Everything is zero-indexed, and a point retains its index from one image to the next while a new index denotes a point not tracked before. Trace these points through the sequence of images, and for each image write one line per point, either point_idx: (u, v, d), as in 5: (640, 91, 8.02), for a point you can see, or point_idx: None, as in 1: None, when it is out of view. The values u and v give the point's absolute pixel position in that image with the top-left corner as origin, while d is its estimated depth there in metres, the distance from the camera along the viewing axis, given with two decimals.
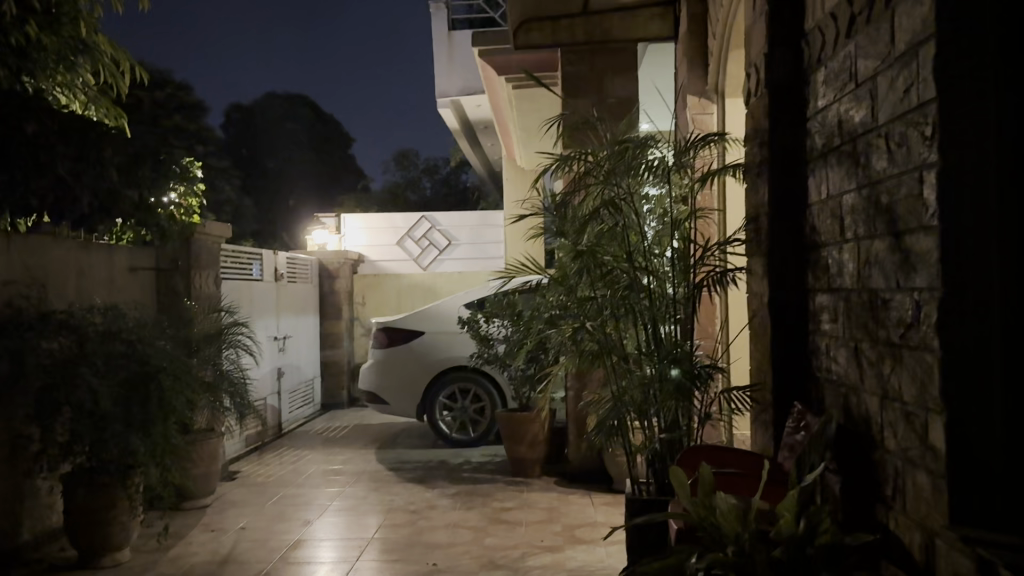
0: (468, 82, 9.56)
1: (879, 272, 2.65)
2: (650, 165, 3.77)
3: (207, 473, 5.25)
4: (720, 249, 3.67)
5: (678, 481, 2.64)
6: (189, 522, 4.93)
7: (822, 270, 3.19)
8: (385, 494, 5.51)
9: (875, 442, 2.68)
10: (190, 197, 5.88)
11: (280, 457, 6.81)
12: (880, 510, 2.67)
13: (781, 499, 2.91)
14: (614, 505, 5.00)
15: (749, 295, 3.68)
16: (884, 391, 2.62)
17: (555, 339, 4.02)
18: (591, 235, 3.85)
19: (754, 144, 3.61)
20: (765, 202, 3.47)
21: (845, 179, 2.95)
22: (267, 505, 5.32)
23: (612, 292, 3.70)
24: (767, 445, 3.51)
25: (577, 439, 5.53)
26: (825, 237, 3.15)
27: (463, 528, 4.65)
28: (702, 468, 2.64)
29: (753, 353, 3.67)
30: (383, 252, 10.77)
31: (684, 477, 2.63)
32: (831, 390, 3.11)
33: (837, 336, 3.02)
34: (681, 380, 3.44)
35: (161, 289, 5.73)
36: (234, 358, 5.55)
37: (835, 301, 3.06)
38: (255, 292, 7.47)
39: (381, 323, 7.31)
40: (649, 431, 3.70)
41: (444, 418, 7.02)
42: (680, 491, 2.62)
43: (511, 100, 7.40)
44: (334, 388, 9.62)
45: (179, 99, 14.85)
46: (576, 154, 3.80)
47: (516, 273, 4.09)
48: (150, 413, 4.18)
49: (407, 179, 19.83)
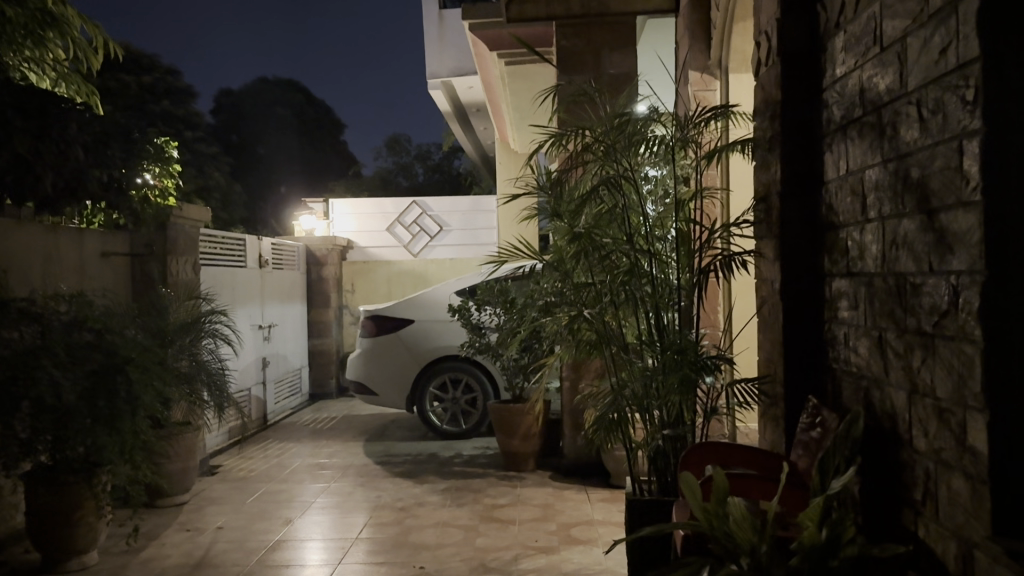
0: (459, 62, 9.26)
1: (909, 255, 2.40)
2: (652, 141, 3.51)
3: (184, 470, 4.99)
4: (726, 231, 3.41)
5: (688, 489, 2.33)
6: (163, 521, 4.67)
7: (840, 253, 2.94)
8: (372, 490, 5.26)
9: (902, 441, 2.44)
10: (166, 178, 5.61)
11: (264, 451, 6.57)
12: (907, 515, 2.43)
13: (801, 506, 2.67)
14: (612, 502, 4.76)
15: (758, 280, 3.43)
16: (913, 386, 2.38)
17: (550, 328, 3.75)
18: (589, 216, 3.58)
19: (764, 118, 3.35)
20: (775, 180, 3.22)
21: (867, 153, 2.70)
22: (247, 503, 5.06)
23: (612, 277, 3.43)
24: (779, 442, 3.27)
25: (572, 432, 5.29)
26: (844, 217, 2.90)
27: (453, 526, 4.41)
28: (715, 472, 2.32)
29: (761, 343, 3.43)
30: (372, 238, 10.45)
31: (695, 481, 2.34)
32: (849, 383, 2.86)
33: (858, 324, 2.78)
34: (687, 373, 3.18)
35: (136, 276, 5.48)
36: (213, 348, 5.28)
37: (855, 287, 2.81)
38: (238, 280, 7.19)
39: (369, 311, 7.04)
40: (651, 427, 3.44)
41: (434, 409, 6.78)
42: (689, 497, 2.32)
43: (504, 79, 7.12)
44: (322, 378, 9.36)
45: (165, 83, 14.51)
46: (572, 129, 3.53)
47: (508, 257, 3.82)
48: (118, 408, 3.89)
49: (400, 165, 19.52)
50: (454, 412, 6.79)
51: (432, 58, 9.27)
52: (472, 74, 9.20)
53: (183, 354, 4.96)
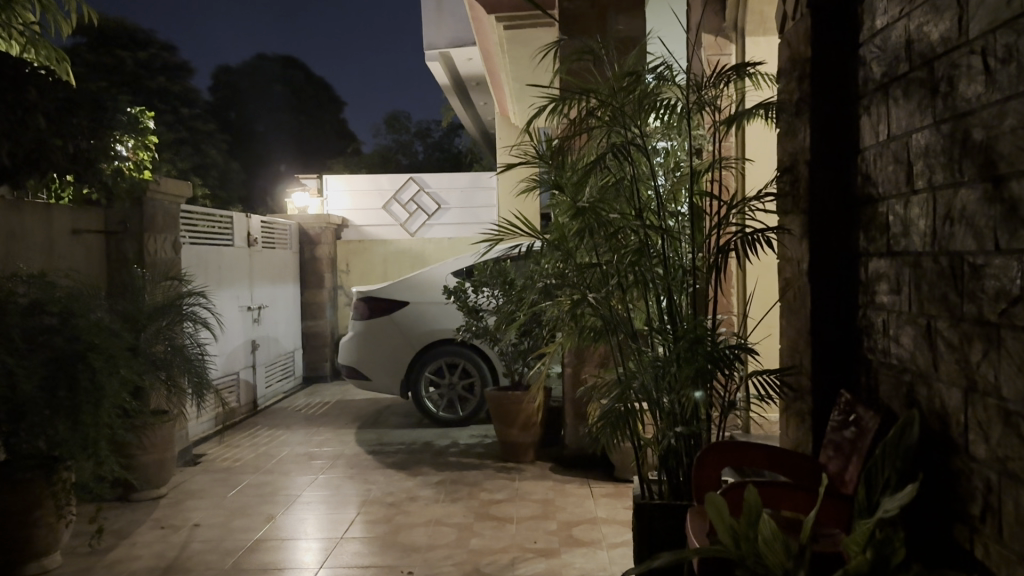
0: (457, 33, 8.84)
1: (968, 232, 2.06)
2: (664, 104, 3.14)
3: (160, 462, 4.69)
4: (747, 205, 3.06)
5: (716, 509, 2.00)
6: (136, 518, 4.37)
7: (879, 230, 2.60)
8: (362, 483, 4.95)
9: (956, 446, 2.11)
10: (142, 150, 5.18)
11: (251, 438, 6.26)
12: (960, 531, 2.11)
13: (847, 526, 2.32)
14: (616, 497, 4.44)
15: (783, 261, 3.10)
16: (971, 382, 2.04)
17: (550, 313, 3.40)
18: (593, 189, 3.22)
19: (791, 79, 3.02)
20: (804, 149, 2.88)
21: (916, 114, 2.34)
22: (228, 497, 4.76)
23: (620, 257, 3.07)
24: (806, 441, 2.94)
25: (574, 422, 4.99)
26: (883, 188, 2.56)
27: (446, 525, 4.10)
28: (748, 488, 1.99)
29: (787, 331, 3.09)
30: (367, 216, 10.09)
31: (723, 502, 2.00)
32: (888, 377, 2.54)
33: (900, 310, 2.45)
34: (704, 364, 2.82)
35: (111, 256, 5.17)
36: (193, 332, 4.94)
37: (897, 269, 2.47)
38: (224, 259, 6.85)
39: (362, 292, 6.69)
40: (662, 423, 3.10)
41: (430, 395, 6.48)
42: (719, 520, 1.99)
43: (502, 45, 6.72)
44: (316, 360, 9.06)
45: (162, 59, 14.04)
46: (575, 91, 3.17)
47: (505, 235, 3.46)
48: (80, 401, 3.58)
49: (400, 143, 19.10)
50: (451, 398, 6.48)
51: (429, 28, 8.86)
52: (470, 45, 8.79)
53: (158, 340, 4.65)
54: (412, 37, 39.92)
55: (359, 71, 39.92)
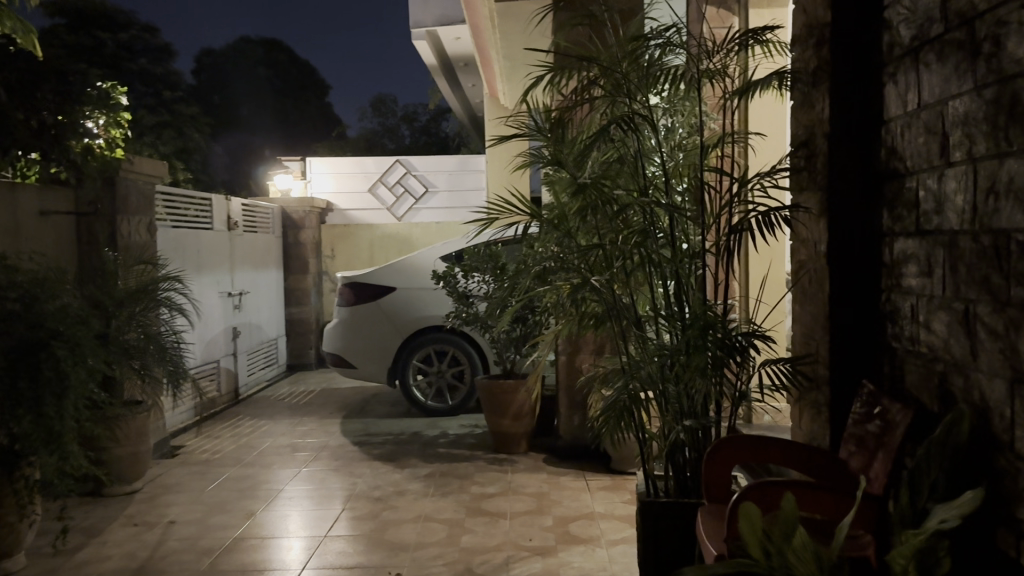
0: (446, 11, 8.57)
1: (1016, 205, 1.84)
2: (670, 73, 2.92)
3: (134, 455, 4.46)
4: (758, 181, 2.86)
5: (746, 520, 1.78)
6: (107, 514, 4.15)
7: (905, 206, 2.40)
8: (348, 476, 4.74)
9: (999, 442, 1.92)
10: (113, 128, 4.90)
11: (232, 429, 6.03)
12: (1004, 537, 1.93)
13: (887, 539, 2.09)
14: (614, 491, 4.25)
15: (798, 242, 2.90)
16: (1018, 374, 1.84)
17: (547, 299, 3.19)
18: (594, 165, 3.01)
19: (807, 47, 2.81)
20: (823, 120, 2.67)
21: (952, 79, 2.12)
22: (206, 491, 4.54)
23: (623, 238, 2.86)
24: (822, 433, 2.76)
25: (568, 412, 4.80)
26: (912, 162, 2.36)
27: (435, 521, 3.90)
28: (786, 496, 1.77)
29: (802, 316, 2.90)
30: (352, 200, 9.84)
31: (756, 514, 1.78)
32: (917, 366, 2.34)
33: (932, 294, 2.25)
34: (716, 353, 2.62)
35: (81, 237, 4.92)
36: (168, 320, 4.72)
37: (928, 250, 2.28)
38: (203, 244, 6.59)
39: (347, 278, 6.47)
40: (668, 416, 2.90)
41: (418, 382, 6.27)
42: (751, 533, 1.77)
43: (492, 19, 6.44)
44: (301, 348, 8.81)
45: (142, 40, 13.60)
46: (575, 59, 2.94)
47: (498, 215, 3.24)
48: (41, 393, 3.36)
49: (386, 127, 18.82)
50: (440, 387, 6.27)
51: (417, 5, 8.59)
52: (458, 23, 8.53)
53: (132, 325, 4.42)
54: (399, 20, 39.39)
55: (345, 55, 39.40)
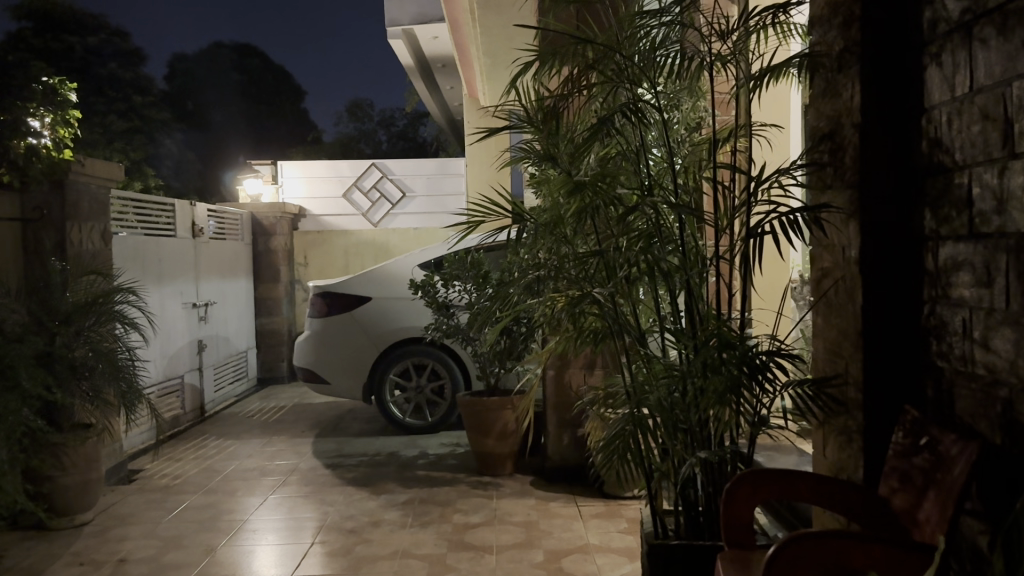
0: (423, 8, 8.23)
1: None
2: (677, 56, 2.59)
3: (82, 485, 4.05)
4: (777, 179, 2.54)
5: None
6: (51, 552, 3.74)
7: (955, 206, 2.08)
8: (319, 504, 4.36)
9: None
10: (62, 127, 4.45)
11: (196, 451, 5.63)
12: None
13: None
14: (609, 519, 3.91)
15: (823, 248, 2.58)
16: None
17: (540, 313, 2.83)
18: (593, 162, 2.67)
19: (830, 28, 2.49)
20: (853, 111, 2.35)
21: (1018, 55, 1.80)
22: (162, 523, 4.14)
23: (625, 243, 2.52)
24: (852, 465, 2.43)
25: (557, 430, 4.46)
26: (961, 155, 2.05)
27: (414, 557, 3.53)
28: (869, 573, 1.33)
29: (826, 331, 2.57)
30: (327, 205, 9.46)
31: None
32: (970, 391, 2.03)
33: (994, 309, 1.92)
34: (736, 374, 2.27)
35: (28, 246, 4.53)
36: (123, 337, 4.31)
37: (986, 256, 1.95)
38: (166, 252, 6.18)
39: (318, 287, 6.07)
40: (677, 447, 2.56)
41: (396, 399, 5.89)
42: None
43: (473, 11, 6.07)
44: (272, 360, 8.40)
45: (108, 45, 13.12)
46: (571, 41, 2.61)
47: (483, 219, 2.89)
48: None
49: (362, 132, 18.45)
50: (418, 403, 5.90)
51: (393, 2, 8.23)
52: (436, 21, 8.19)
53: (79, 342, 4.01)
54: (375, 24, 38.98)
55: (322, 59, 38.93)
